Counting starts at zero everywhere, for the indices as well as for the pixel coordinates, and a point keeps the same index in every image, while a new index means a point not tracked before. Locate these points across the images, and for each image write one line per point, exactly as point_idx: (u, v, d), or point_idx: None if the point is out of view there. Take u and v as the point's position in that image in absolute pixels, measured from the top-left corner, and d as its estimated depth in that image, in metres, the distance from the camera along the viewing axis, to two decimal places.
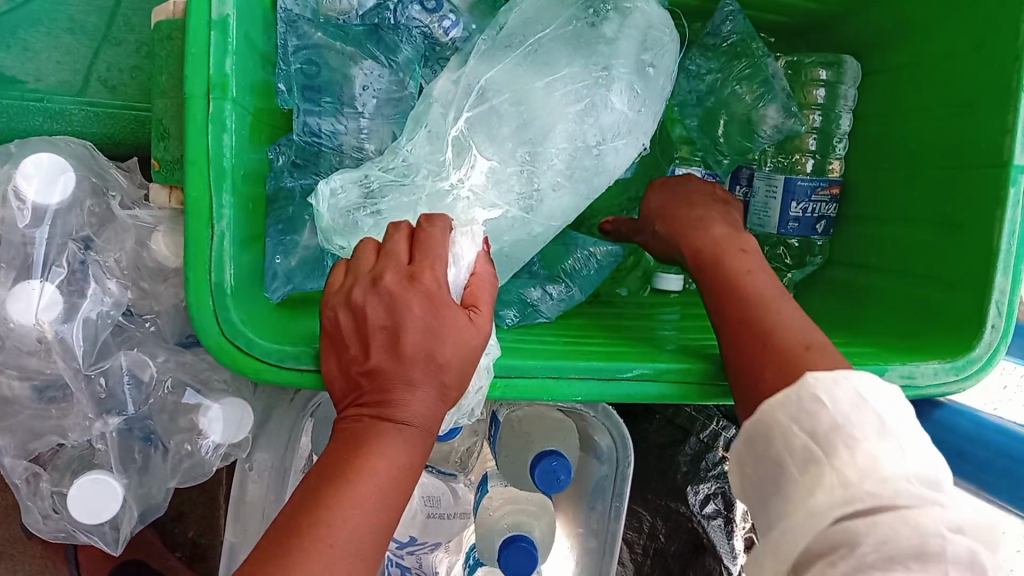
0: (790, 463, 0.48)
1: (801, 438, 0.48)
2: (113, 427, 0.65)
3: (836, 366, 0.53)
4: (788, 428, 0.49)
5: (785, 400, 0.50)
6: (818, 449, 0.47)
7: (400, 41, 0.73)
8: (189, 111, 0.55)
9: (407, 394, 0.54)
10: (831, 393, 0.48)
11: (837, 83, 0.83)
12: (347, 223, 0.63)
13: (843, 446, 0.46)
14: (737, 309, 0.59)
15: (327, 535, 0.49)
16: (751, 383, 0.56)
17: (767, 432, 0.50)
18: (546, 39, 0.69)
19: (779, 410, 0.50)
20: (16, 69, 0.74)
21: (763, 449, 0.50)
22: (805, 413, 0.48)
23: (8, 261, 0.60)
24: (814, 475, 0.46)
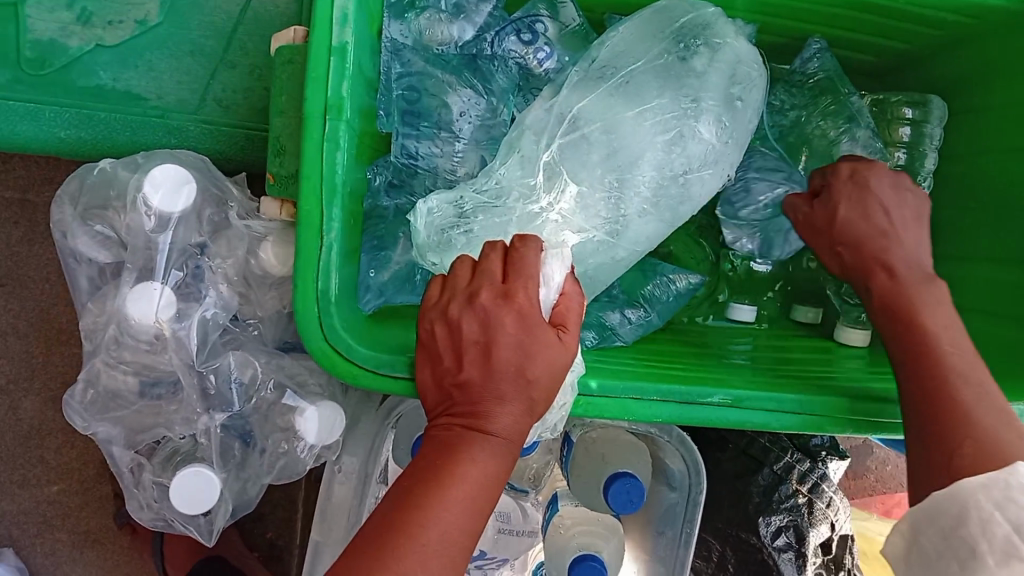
0: (943, 537, 0.49)
1: (956, 514, 0.48)
2: (218, 423, 0.68)
3: (995, 455, 0.51)
4: (992, 515, 0.46)
5: (971, 488, 0.49)
6: (973, 524, 0.47)
7: (496, 70, 0.76)
8: (307, 130, 0.58)
9: (497, 406, 0.56)
10: (1008, 476, 0.48)
11: (923, 122, 0.84)
12: (442, 241, 0.66)
13: (1000, 525, 0.46)
14: (919, 363, 0.58)
15: (420, 535, 0.52)
16: (919, 446, 0.55)
17: (929, 505, 0.50)
18: (636, 71, 0.72)
19: (983, 493, 0.48)
20: (139, 87, 0.79)
21: (951, 528, 0.48)
22: (967, 490, 0.49)
23: (132, 263, 0.64)
24: (967, 551, 0.47)
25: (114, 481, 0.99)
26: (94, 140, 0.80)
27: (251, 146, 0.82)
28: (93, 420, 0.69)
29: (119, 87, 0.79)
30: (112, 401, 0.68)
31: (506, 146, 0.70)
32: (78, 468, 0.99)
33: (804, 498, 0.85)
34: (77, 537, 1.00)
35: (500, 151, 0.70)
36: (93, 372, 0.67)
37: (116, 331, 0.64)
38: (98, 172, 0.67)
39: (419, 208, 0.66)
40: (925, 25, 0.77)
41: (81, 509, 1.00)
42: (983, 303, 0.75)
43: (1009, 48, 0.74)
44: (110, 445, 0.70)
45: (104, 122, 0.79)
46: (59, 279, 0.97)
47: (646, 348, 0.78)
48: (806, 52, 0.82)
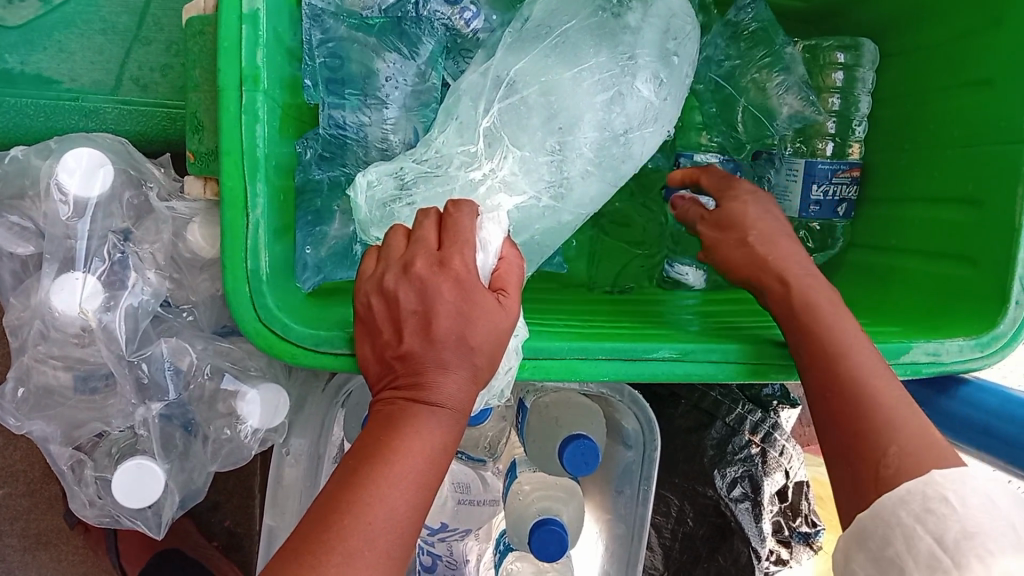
0: (915, 570, 0.45)
1: (925, 543, 0.45)
2: (156, 413, 0.67)
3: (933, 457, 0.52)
4: (914, 529, 0.46)
5: (908, 499, 0.48)
6: (948, 559, 0.43)
7: (422, 35, 0.73)
8: (222, 103, 0.57)
9: (439, 376, 0.55)
10: (961, 498, 0.46)
11: (855, 66, 0.84)
12: (384, 216, 0.65)
13: (975, 556, 0.43)
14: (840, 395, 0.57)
15: (366, 512, 0.51)
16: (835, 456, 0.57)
17: (886, 529, 0.48)
18: (571, 29, 0.70)
19: (904, 511, 0.47)
20: (52, 70, 0.76)
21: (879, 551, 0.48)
22: (932, 514, 0.46)
23: (53, 254, 0.62)
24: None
25: (61, 480, 0.96)
26: (7, 129, 0.75)
27: (173, 128, 0.78)
28: (26, 419, 0.66)
29: (27, 70, 0.76)
30: (44, 398, 0.66)
31: (444, 113, 0.70)
32: (24, 470, 0.96)
33: (757, 448, 0.85)
34: (28, 540, 0.98)
35: (437, 119, 0.70)
36: (22, 369, 0.64)
37: (42, 326, 0.62)
38: (11, 161, 0.65)
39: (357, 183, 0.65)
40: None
41: (30, 512, 0.97)
42: (924, 242, 0.76)
43: None
44: (47, 443, 0.67)
45: (16, 109, 0.75)
46: None
47: (593, 308, 0.78)
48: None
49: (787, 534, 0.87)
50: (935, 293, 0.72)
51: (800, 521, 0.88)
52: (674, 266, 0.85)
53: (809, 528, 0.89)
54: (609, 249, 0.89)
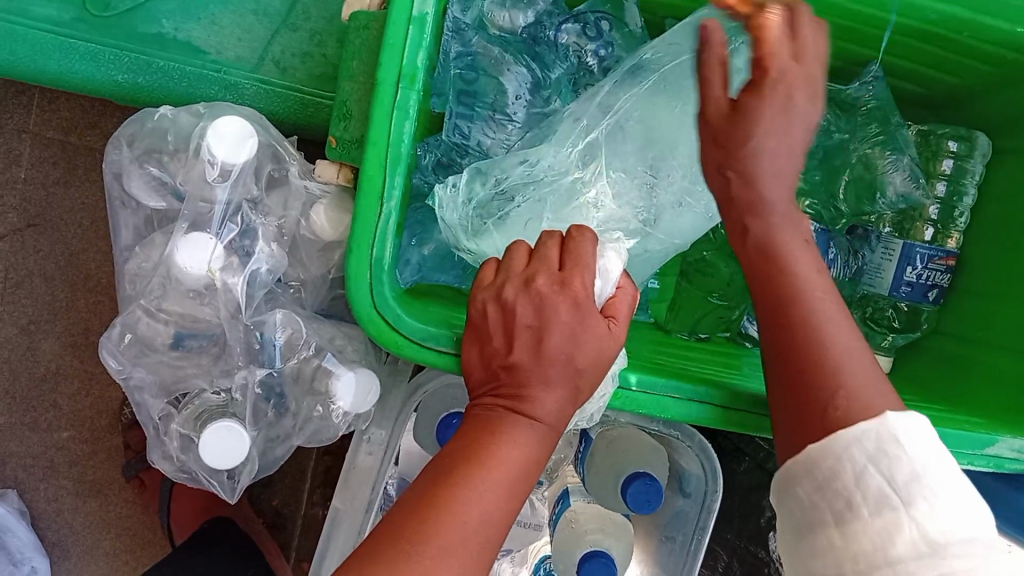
0: (862, 504, 0.47)
1: (875, 480, 0.47)
2: (258, 379, 0.68)
3: (870, 404, 0.51)
4: (865, 467, 0.48)
5: (861, 436, 0.49)
6: (896, 495, 0.46)
7: (553, 60, 0.78)
8: (377, 96, 0.59)
9: (542, 392, 0.56)
10: (906, 438, 0.48)
11: (966, 158, 0.84)
12: (477, 229, 0.67)
13: (921, 496, 0.46)
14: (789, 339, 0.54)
15: (460, 510, 0.52)
16: (785, 400, 0.54)
17: (834, 463, 0.49)
18: (670, 66, 0.71)
19: (856, 444, 0.48)
20: (202, 41, 0.80)
21: (825, 480, 0.49)
22: (885, 455, 0.48)
23: (188, 211, 0.64)
24: (889, 521, 0.46)
25: (123, 433, 0.99)
26: (151, 88, 0.79)
27: (305, 112, 0.81)
28: (129, 363, 0.68)
29: (179, 37, 0.80)
30: (148, 347, 0.67)
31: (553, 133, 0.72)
32: (91, 417, 1.00)
33: None
34: (81, 486, 1.00)
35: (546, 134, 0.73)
36: (132, 317, 0.66)
37: (163, 277, 0.64)
38: (159, 118, 0.68)
39: (438, 198, 0.67)
40: (1016, 50, 0.73)
41: (87, 459, 1.00)
42: (1012, 340, 0.76)
43: None
44: (141, 392, 0.69)
45: (163, 72, 0.79)
46: (92, 223, 0.99)
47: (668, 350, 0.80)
48: (864, 77, 0.82)
49: None
50: (1017, 388, 0.73)
51: None
52: (753, 323, 0.87)
53: None
54: (691, 296, 0.88)
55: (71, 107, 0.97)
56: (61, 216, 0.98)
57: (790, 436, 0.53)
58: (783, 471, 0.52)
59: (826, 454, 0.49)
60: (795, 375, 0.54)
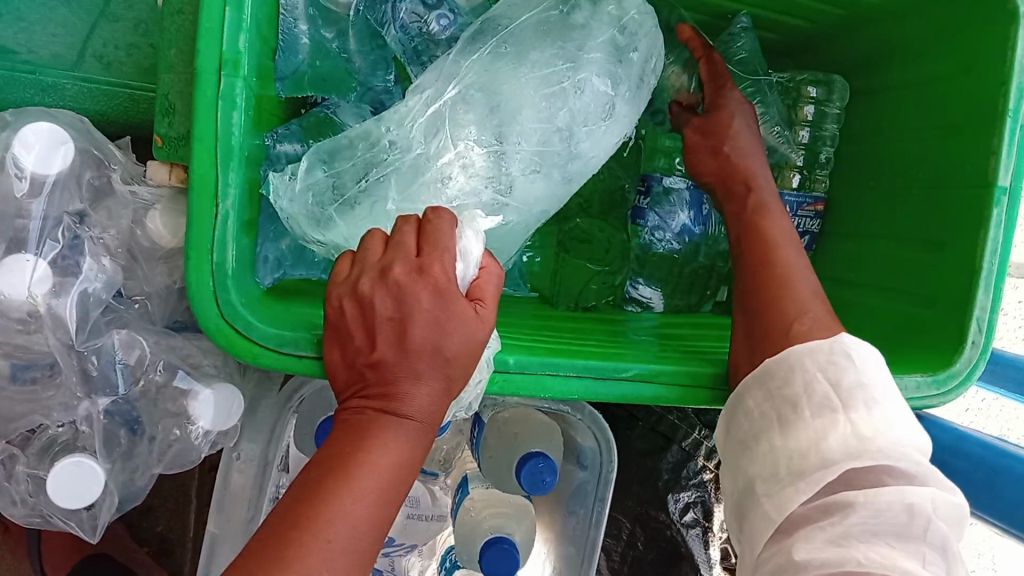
0: (800, 412, 0.53)
1: (822, 386, 0.52)
2: (101, 409, 0.63)
3: (830, 327, 0.58)
4: (815, 374, 0.53)
5: (815, 348, 0.55)
6: (837, 399, 0.51)
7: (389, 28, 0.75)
8: (199, 88, 0.54)
9: (411, 386, 0.53)
10: (856, 353, 0.54)
11: (825, 102, 0.86)
12: (320, 219, 0.62)
13: (861, 401, 0.51)
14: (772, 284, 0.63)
15: (327, 529, 0.48)
16: (753, 330, 0.62)
17: (788, 371, 0.55)
18: (514, 30, 0.68)
19: (809, 356, 0.54)
20: (8, 40, 0.72)
21: (775, 387, 0.55)
22: (835, 365, 0.53)
23: (2, 232, 0.58)
24: (827, 422, 0.51)
25: None
26: None
27: (136, 109, 0.76)
28: None
29: None
30: None
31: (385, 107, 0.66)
32: None
33: (711, 474, 0.86)
34: None
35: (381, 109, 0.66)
36: None
37: None
38: None
39: (273, 185, 0.61)
40: None
41: None
42: (885, 279, 0.77)
43: (929, 20, 0.73)
44: None
45: None
46: None
47: (538, 323, 0.77)
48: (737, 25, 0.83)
49: None
50: (891, 328, 0.73)
51: None
52: (636, 288, 0.86)
53: None
54: (572, 266, 0.86)
55: None
56: None
57: (744, 339, 0.62)
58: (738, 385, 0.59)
59: (786, 363, 0.55)
60: (766, 305, 0.62)
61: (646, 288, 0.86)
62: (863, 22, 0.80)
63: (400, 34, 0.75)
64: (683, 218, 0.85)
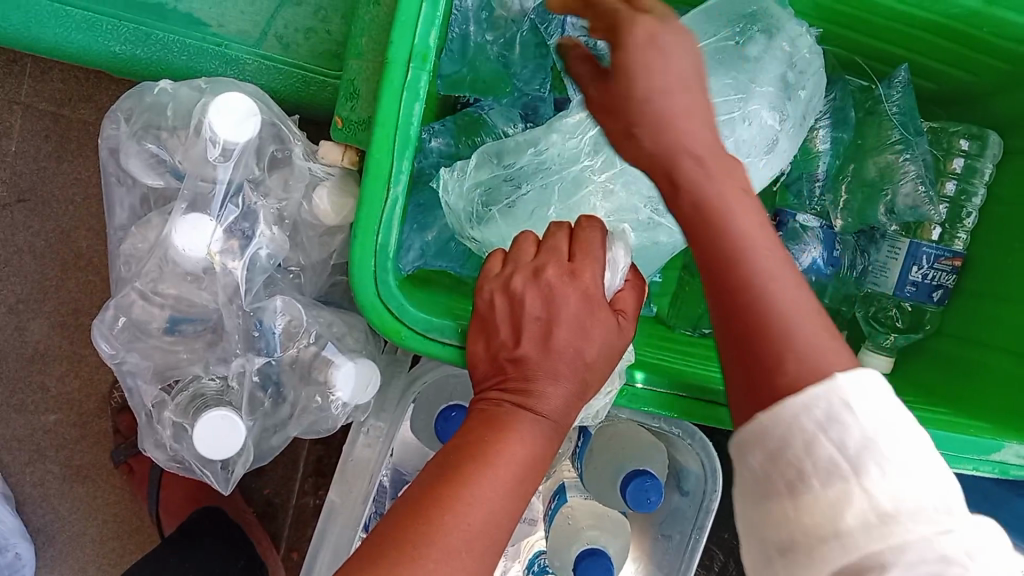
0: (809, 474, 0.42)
1: (828, 448, 0.42)
2: (255, 367, 0.66)
3: (819, 364, 0.44)
4: (816, 436, 0.42)
5: (812, 404, 0.42)
6: (846, 463, 0.41)
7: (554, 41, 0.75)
8: (387, 76, 0.56)
9: (551, 385, 0.55)
10: (848, 406, 0.42)
11: (977, 158, 0.83)
12: (481, 216, 0.65)
13: (873, 462, 0.41)
14: (739, 291, 0.46)
15: (464, 513, 0.50)
16: (731, 354, 0.47)
17: (785, 428, 0.43)
18: None
19: (804, 416, 0.42)
20: (202, 13, 0.78)
21: (777, 449, 0.43)
22: (837, 423, 0.42)
23: (187, 191, 0.62)
24: (839, 491, 0.41)
25: (113, 417, 0.99)
26: (149, 61, 0.77)
27: (307, 90, 0.79)
28: (123, 348, 0.66)
29: (180, 9, 0.78)
30: (143, 331, 0.65)
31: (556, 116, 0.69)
32: (80, 400, 0.98)
33: None
34: (69, 470, 0.99)
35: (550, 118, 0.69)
36: (127, 299, 0.64)
37: (160, 260, 0.62)
38: (159, 92, 0.66)
39: (443, 180, 0.65)
40: None
41: (76, 443, 0.99)
42: (1018, 344, 0.75)
43: None
44: (135, 377, 0.67)
45: (162, 44, 0.77)
46: (84, 201, 0.97)
47: (664, 344, 0.77)
48: (895, 77, 0.82)
49: None
50: (1017, 391, 0.71)
51: None
52: None
53: None
54: (693, 290, 0.85)
55: (65, 81, 0.95)
56: (53, 194, 0.97)
57: (732, 398, 0.47)
58: (737, 433, 0.46)
59: (777, 421, 0.43)
60: (751, 326, 0.46)
61: None
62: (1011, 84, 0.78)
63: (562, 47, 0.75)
64: (813, 255, 0.84)
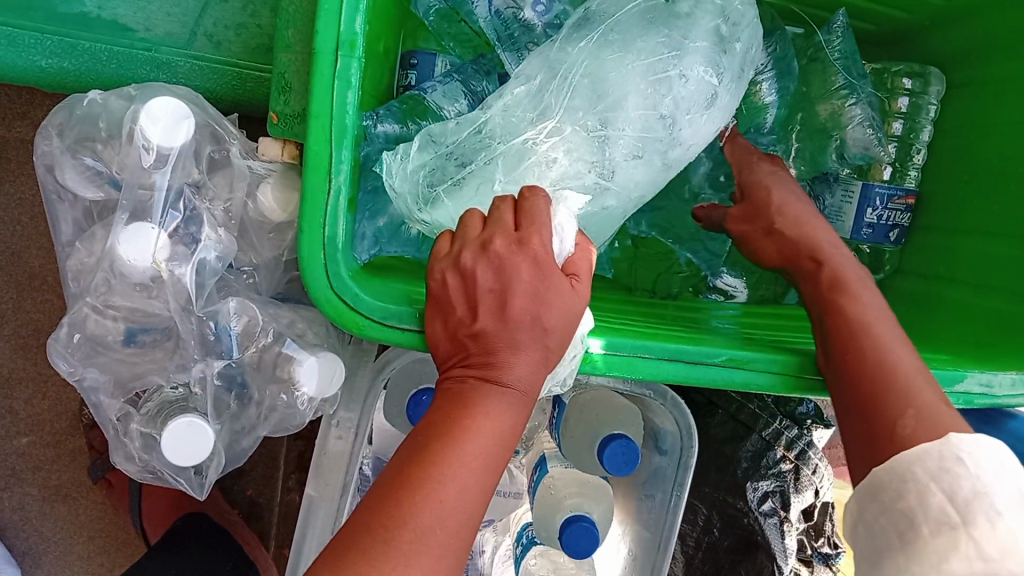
0: (921, 522, 0.47)
1: (937, 499, 0.47)
2: (216, 371, 0.66)
3: (938, 425, 0.52)
4: (928, 485, 0.48)
5: (925, 456, 0.50)
6: (957, 514, 0.46)
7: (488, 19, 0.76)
8: (316, 66, 0.56)
9: (511, 357, 0.55)
10: (973, 458, 0.48)
11: (922, 94, 0.83)
12: (426, 197, 0.64)
13: (983, 515, 0.46)
14: (856, 367, 0.58)
15: (437, 491, 0.51)
16: (854, 419, 0.57)
17: (900, 482, 0.49)
18: (616, 19, 0.69)
19: (919, 465, 0.49)
20: (128, 19, 0.76)
21: (890, 501, 0.50)
22: (948, 472, 0.48)
23: (126, 201, 0.61)
24: (948, 542, 0.46)
25: (86, 434, 0.98)
26: (79, 72, 0.76)
27: (244, 87, 0.79)
28: (80, 365, 0.65)
29: (104, 16, 0.76)
30: (98, 346, 0.65)
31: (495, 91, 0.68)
32: (51, 420, 0.98)
33: (791, 464, 0.86)
34: (47, 492, 0.99)
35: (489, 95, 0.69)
36: (78, 315, 0.63)
37: (107, 274, 0.61)
38: (88, 105, 0.64)
39: (386, 165, 0.65)
40: None
41: (52, 463, 0.99)
42: (977, 274, 0.75)
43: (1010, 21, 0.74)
44: (96, 393, 0.67)
45: (90, 54, 0.76)
46: (32, 219, 0.96)
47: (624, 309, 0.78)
48: (834, 23, 0.80)
49: (809, 553, 0.87)
50: (975, 321, 0.73)
51: (822, 542, 0.88)
52: (721, 277, 0.86)
53: (832, 549, 0.88)
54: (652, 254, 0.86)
55: None
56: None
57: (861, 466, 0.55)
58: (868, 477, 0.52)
59: (894, 473, 0.50)
60: (868, 395, 0.56)
61: (731, 278, 0.86)
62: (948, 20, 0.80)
63: (493, 19, 0.76)
64: None
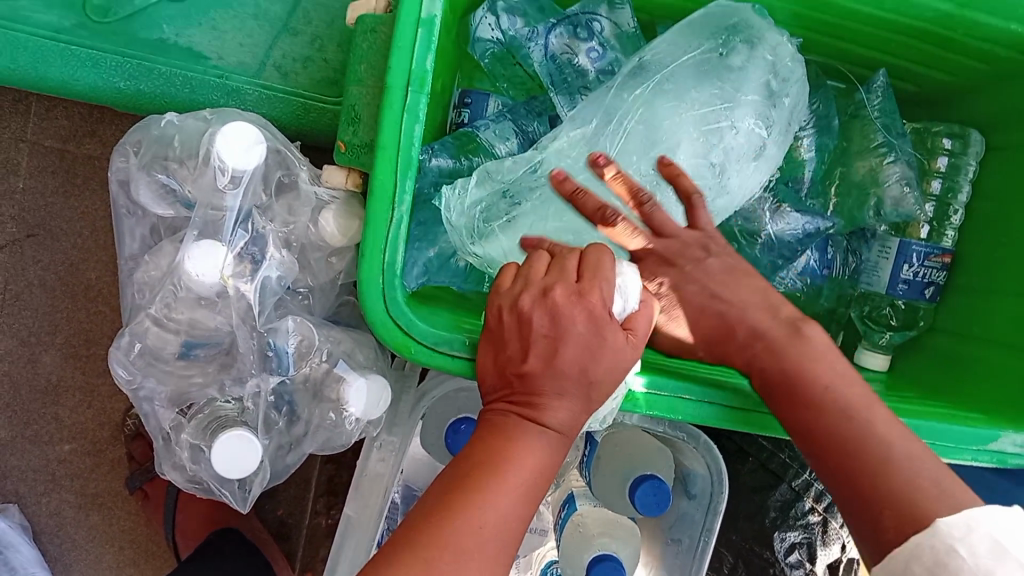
0: None
1: None
2: (269, 387, 0.68)
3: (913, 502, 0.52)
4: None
5: (917, 551, 0.50)
6: None
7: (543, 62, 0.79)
8: (387, 100, 0.59)
9: (559, 400, 0.56)
10: (968, 544, 0.49)
11: (961, 155, 0.85)
12: (480, 231, 0.66)
13: None
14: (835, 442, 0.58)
15: (478, 519, 0.52)
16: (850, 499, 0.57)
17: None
18: (672, 70, 0.72)
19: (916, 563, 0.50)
20: (204, 47, 0.81)
21: None
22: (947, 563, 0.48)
23: (197, 220, 0.63)
24: None
25: (126, 444, 1.01)
26: (154, 95, 0.80)
27: (307, 117, 0.81)
28: (138, 373, 0.68)
29: (180, 43, 0.81)
30: (157, 357, 0.67)
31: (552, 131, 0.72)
32: (93, 429, 1.01)
33: (819, 516, 0.86)
34: (84, 499, 1.01)
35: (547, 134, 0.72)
36: (141, 326, 0.66)
37: (172, 288, 0.64)
38: (166, 125, 0.68)
39: (446, 200, 0.66)
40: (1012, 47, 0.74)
41: (91, 471, 1.01)
42: (1010, 336, 0.76)
43: None
44: (152, 402, 0.69)
45: (165, 78, 0.79)
46: (91, 234, 0.99)
47: None
48: (875, 83, 0.83)
49: None
50: (1007, 384, 0.73)
51: None
52: None
53: None
54: None
55: (69, 116, 0.97)
56: (61, 227, 0.99)
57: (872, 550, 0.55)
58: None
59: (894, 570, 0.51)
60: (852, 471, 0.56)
61: None
62: (992, 85, 0.81)
63: (547, 63, 0.78)
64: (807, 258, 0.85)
